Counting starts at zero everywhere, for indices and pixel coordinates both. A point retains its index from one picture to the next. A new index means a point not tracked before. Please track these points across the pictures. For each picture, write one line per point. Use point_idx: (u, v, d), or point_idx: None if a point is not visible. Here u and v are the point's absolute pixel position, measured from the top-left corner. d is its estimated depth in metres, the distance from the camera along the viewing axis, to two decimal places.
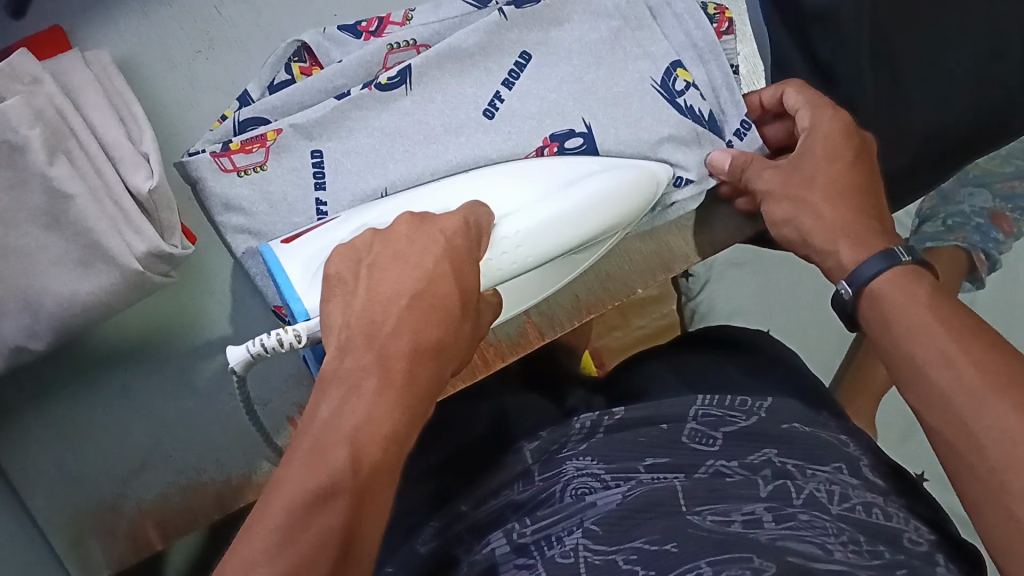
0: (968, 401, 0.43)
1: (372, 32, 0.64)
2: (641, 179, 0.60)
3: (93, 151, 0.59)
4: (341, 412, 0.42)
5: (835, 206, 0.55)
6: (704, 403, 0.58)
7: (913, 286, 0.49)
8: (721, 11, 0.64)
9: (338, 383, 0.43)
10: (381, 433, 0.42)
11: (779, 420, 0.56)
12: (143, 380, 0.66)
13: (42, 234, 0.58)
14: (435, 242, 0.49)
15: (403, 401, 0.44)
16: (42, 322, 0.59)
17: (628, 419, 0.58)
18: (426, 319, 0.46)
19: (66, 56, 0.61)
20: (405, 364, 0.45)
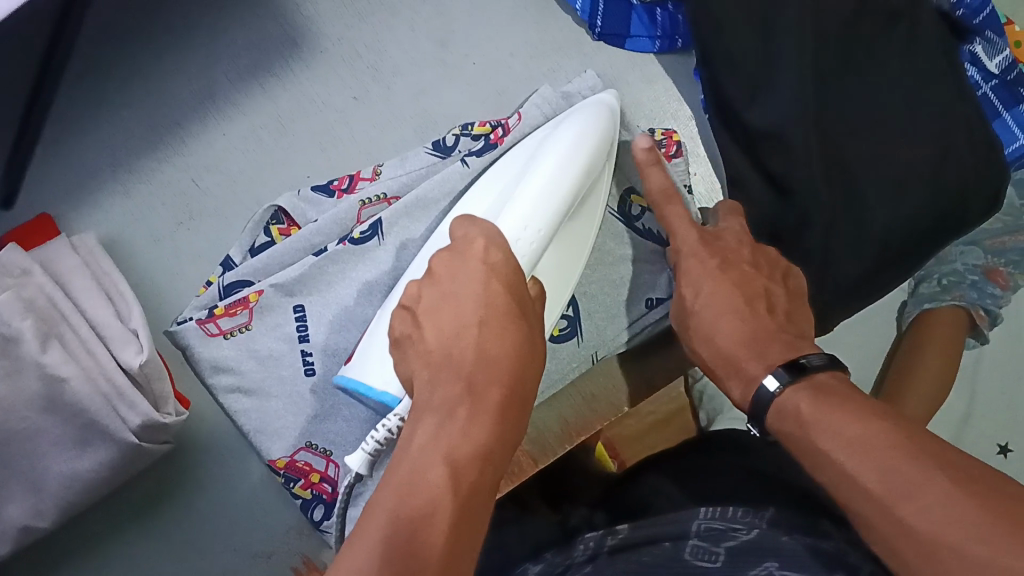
0: (883, 498, 0.38)
1: (344, 189, 0.66)
2: (597, 115, 0.57)
3: (86, 334, 0.61)
4: (439, 436, 0.39)
5: (731, 331, 0.53)
6: (707, 516, 0.58)
7: (798, 397, 0.46)
8: (670, 134, 0.65)
9: (430, 414, 0.41)
10: (476, 452, 0.39)
11: (782, 532, 0.55)
12: (147, 544, 0.67)
13: (40, 417, 0.60)
14: (476, 267, 0.45)
15: (498, 427, 0.40)
16: (47, 501, 0.63)
17: (628, 538, 0.60)
18: (513, 347, 0.43)
19: (54, 243, 0.64)
20: (497, 392, 0.41)
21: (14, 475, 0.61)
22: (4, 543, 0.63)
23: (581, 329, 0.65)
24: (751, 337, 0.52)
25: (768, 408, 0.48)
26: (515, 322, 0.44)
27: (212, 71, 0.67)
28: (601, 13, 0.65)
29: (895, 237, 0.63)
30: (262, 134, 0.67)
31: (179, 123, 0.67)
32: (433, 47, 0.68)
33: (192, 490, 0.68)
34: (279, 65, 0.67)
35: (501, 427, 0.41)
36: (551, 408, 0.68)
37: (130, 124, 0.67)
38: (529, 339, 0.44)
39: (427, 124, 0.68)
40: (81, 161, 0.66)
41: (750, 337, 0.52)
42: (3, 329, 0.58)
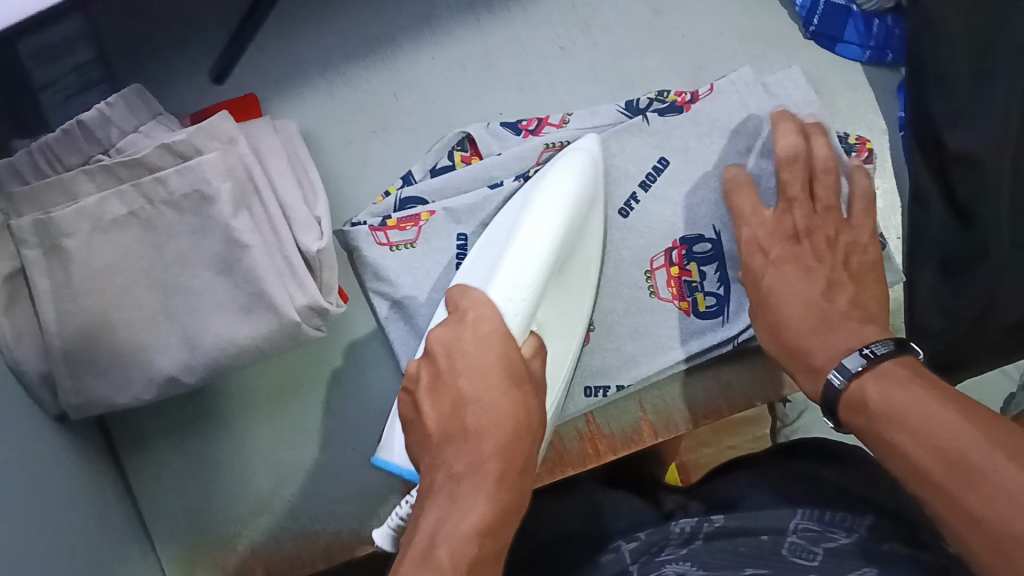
0: (960, 469, 0.42)
1: (530, 130, 0.69)
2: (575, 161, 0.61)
3: (274, 211, 0.65)
4: (446, 520, 0.43)
5: (801, 319, 0.58)
6: (805, 517, 0.60)
7: (866, 386, 0.50)
8: (863, 142, 0.67)
9: (436, 495, 0.44)
10: (475, 528, 0.42)
11: (880, 540, 0.56)
12: (273, 425, 0.71)
13: (215, 279, 0.64)
14: (478, 343, 0.49)
15: (504, 496, 0.44)
16: (197, 358, 0.65)
17: (729, 527, 0.61)
18: (506, 396, 0.47)
19: (259, 122, 0.67)
20: (496, 461, 0.45)
21: (174, 327, 0.64)
22: (148, 391, 0.65)
23: (728, 309, 0.66)
24: (814, 330, 0.57)
25: (838, 400, 0.52)
26: (513, 389, 0.47)
27: None
28: (819, 12, 0.69)
29: None
30: (467, 64, 0.71)
31: (394, 38, 0.71)
32: (646, 14, 0.70)
33: (326, 384, 0.71)
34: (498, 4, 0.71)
35: (503, 493, 0.44)
36: (683, 386, 0.69)
37: (349, 31, 0.71)
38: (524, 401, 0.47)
39: (624, 85, 0.70)
40: (296, 54, 0.71)
41: (815, 329, 0.57)
42: (204, 187, 0.62)
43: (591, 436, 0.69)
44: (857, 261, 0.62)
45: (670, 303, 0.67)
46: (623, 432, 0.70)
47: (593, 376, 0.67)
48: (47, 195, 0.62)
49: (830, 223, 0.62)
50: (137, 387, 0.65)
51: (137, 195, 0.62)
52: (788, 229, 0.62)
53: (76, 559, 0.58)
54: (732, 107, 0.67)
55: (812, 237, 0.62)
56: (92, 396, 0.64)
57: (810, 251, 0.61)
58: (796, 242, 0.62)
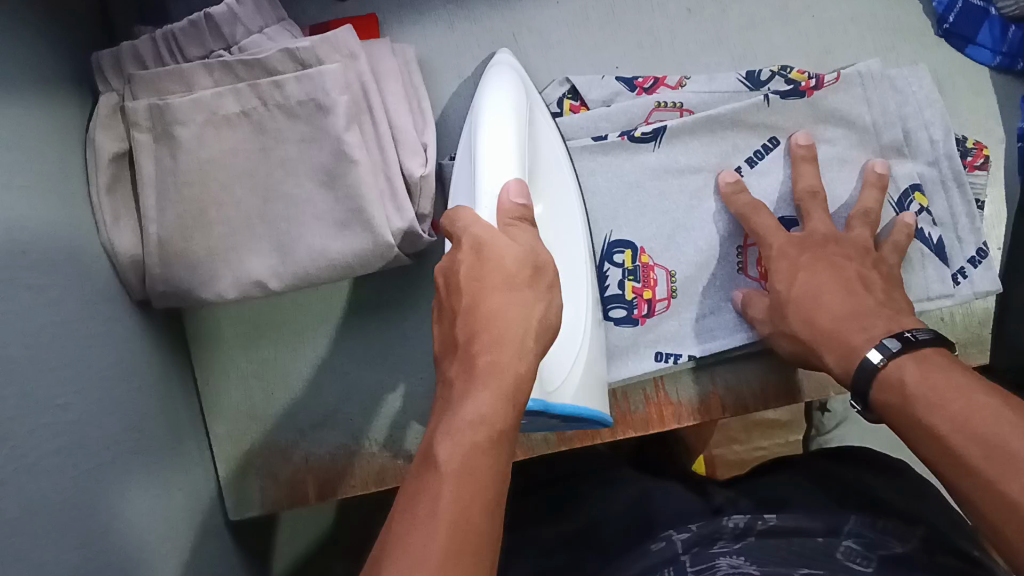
0: (1003, 460, 0.43)
1: (645, 88, 0.68)
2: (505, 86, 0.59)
3: (384, 132, 0.65)
4: (448, 427, 0.40)
5: (841, 304, 0.57)
6: (860, 522, 0.61)
7: (903, 368, 0.50)
8: (980, 147, 0.66)
9: (444, 404, 0.42)
10: (476, 415, 0.40)
11: (937, 551, 0.56)
12: (346, 345, 0.72)
13: (315, 190, 0.65)
14: (473, 255, 0.46)
15: (505, 399, 0.41)
16: (287, 266, 0.65)
17: (780, 525, 0.62)
18: (496, 291, 0.44)
19: (378, 43, 0.68)
20: (486, 354, 0.42)
21: (266, 231, 0.65)
22: (233, 290, 0.65)
23: None
24: (849, 317, 0.56)
25: (872, 381, 0.52)
26: (512, 286, 0.44)
27: None
28: (957, 11, 0.67)
29: None
30: (591, 14, 0.70)
31: None
32: None
33: (403, 311, 0.72)
34: None
35: (501, 382, 0.42)
36: (757, 365, 0.69)
37: None
38: (524, 290, 0.45)
39: (745, 57, 0.69)
40: None
41: (850, 317, 0.56)
42: (321, 97, 0.62)
43: (656, 402, 0.69)
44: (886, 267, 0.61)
45: (756, 282, 0.66)
46: (690, 400, 0.69)
47: (666, 343, 0.67)
48: (165, 82, 0.63)
49: (864, 242, 0.61)
50: (223, 285, 0.65)
51: (253, 95, 0.63)
52: (818, 238, 0.61)
53: (143, 437, 0.60)
54: (854, 98, 0.66)
55: (840, 243, 0.61)
56: (179, 287, 0.64)
57: (839, 252, 0.60)
58: (826, 245, 0.61)
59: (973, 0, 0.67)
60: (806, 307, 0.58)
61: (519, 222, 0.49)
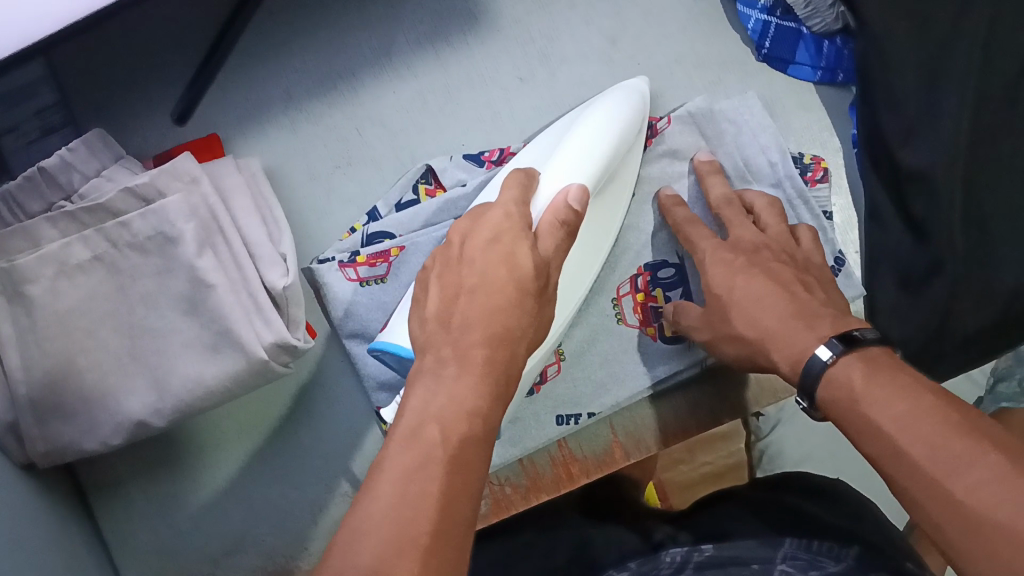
0: (953, 458, 0.41)
1: (493, 161, 0.70)
2: (626, 95, 0.65)
3: (238, 248, 0.65)
4: (432, 398, 0.43)
5: (777, 305, 0.56)
6: (793, 547, 0.59)
7: (851, 369, 0.48)
8: (817, 160, 0.69)
9: (424, 376, 0.45)
10: (462, 411, 0.43)
11: (867, 569, 0.55)
12: (244, 462, 0.71)
13: (179, 318, 0.64)
14: (497, 225, 0.51)
15: (489, 381, 0.45)
16: (166, 401, 0.64)
17: (717, 557, 0.59)
18: (494, 300, 0.48)
19: (221, 161, 0.67)
20: (480, 351, 0.45)
21: (141, 369, 0.64)
22: (116, 436, 0.64)
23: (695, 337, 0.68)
24: (791, 315, 0.54)
25: (821, 378, 0.50)
26: (508, 302, 0.48)
27: (396, 30, 0.71)
28: (770, 37, 0.70)
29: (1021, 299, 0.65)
30: (429, 97, 0.71)
31: (354, 74, 0.71)
32: (603, 43, 0.72)
33: (297, 421, 0.71)
34: (455, 34, 0.72)
35: (489, 383, 0.45)
36: (652, 406, 0.70)
37: (310, 64, 0.71)
38: (518, 308, 0.48)
39: None
40: (259, 90, 0.71)
41: (791, 316, 0.54)
42: (167, 230, 0.62)
43: (562, 462, 0.70)
44: (817, 270, 0.62)
45: (637, 328, 0.68)
46: (596, 455, 0.70)
47: (565, 406, 0.68)
48: (10, 241, 0.62)
49: (787, 244, 0.62)
50: (105, 431, 0.64)
51: (102, 239, 0.62)
52: (747, 244, 0.62)
53: None
54: (687, 139, 0.69)
55: (770, 248, 0.61)
56: (62, 442, 0.63)
57: (772, 257, 0.60)
58: (756, 252, 0.61)
59: (784, 24, 0.70)
60: (749, 306, 0.57)
61: (545, 225, 0.53)
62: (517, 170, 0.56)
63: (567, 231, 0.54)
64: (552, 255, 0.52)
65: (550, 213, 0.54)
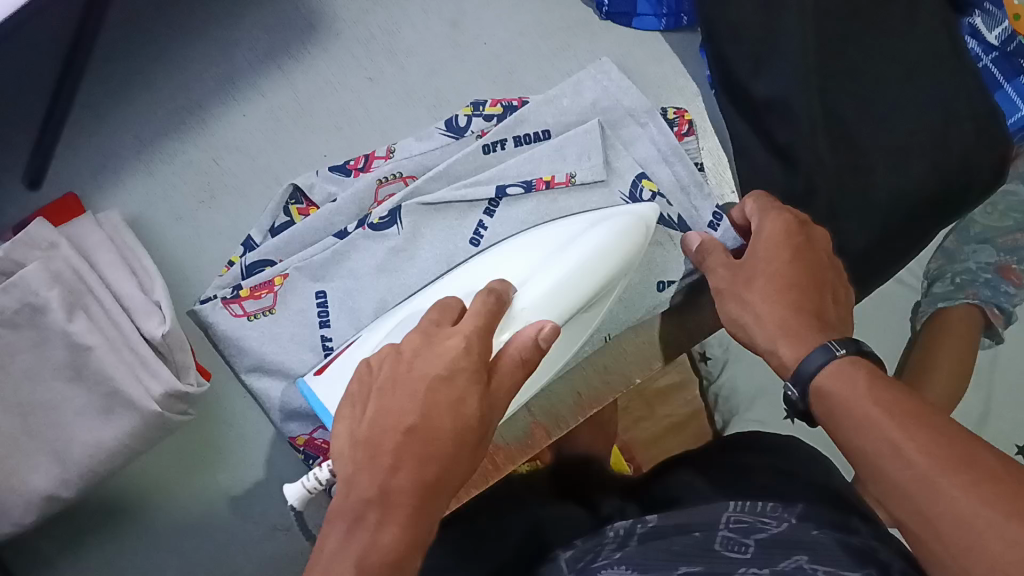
0: (954, 455, 0.40)
1: (360, 168, 0.68)
2: (632, 225, 0.59)
3: (110, 304, 0.63)
4: (349, 542, 0.41)
5: (803, 297, 0.54)
6: (737, 511, 0.56)
7: (858, 369, 0.47)
8: (681, 113, 0.69)
9: (340, 518, 0.41)
10: (385, 560, 0.40)
11: (809, 527, 0.52)
12: (169, 516, 0.69)
13: (66, 386, 0.63)
14: (449, 351, 0.45)
15: (416, 522, 0.42)
16: (72, 471, 0.63)
17: (662, 527, 0.56)
18: (430, 451, 0.42)
19: (81, 220, 0.66)
20: (409, 499, 0.42)
21: (37, 446, 0.62)
22: (28, 515, 0.62)
23: (596, 311, 0.67)
24: (795, 312, 0.53)
25: (820, 368, 0.48)
26: (442, 452, 0.43)
27: (235, 54, 0.70)
28: None
29: (897, 207, 0.65)
30: (281, 115, 0.70)
31: (201, 105, 0.70)
32: (445, 29, 0.72)
33: (213, 465, 0.70)
34: (297, 47, 0.71)
35: (411, 532, 0.41)
36: (565, 380, 0.70)
37: (155, 103, 0.69)
38: (454, 460, 0.43)
39: (440, 104, 0.71)
40: (107, 140, 0.69)
41: (796, 316, 0.52)
42: (33, 299, 0.60)
43: (487, 454, 0.68)
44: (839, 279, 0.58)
45: None
46: (518, 440, 0.69)
47: None
48: None
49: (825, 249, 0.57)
50: (17, 512, 0.62)
51: None
52: (779, 228, 0.57)
53: None
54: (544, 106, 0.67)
55: (816, 251, 0.57)
56: None
57: (817, 259, 0.56)
58: (802, 249, 0.56)
59: None
60: (776, 296, 0.54)
61: (508, 360, 0.47)
62: (486, 291, 0.51)
63: (526, 369, 0.48)
64: (507, 405, 0.47)
65: (511, 353, 0.48)
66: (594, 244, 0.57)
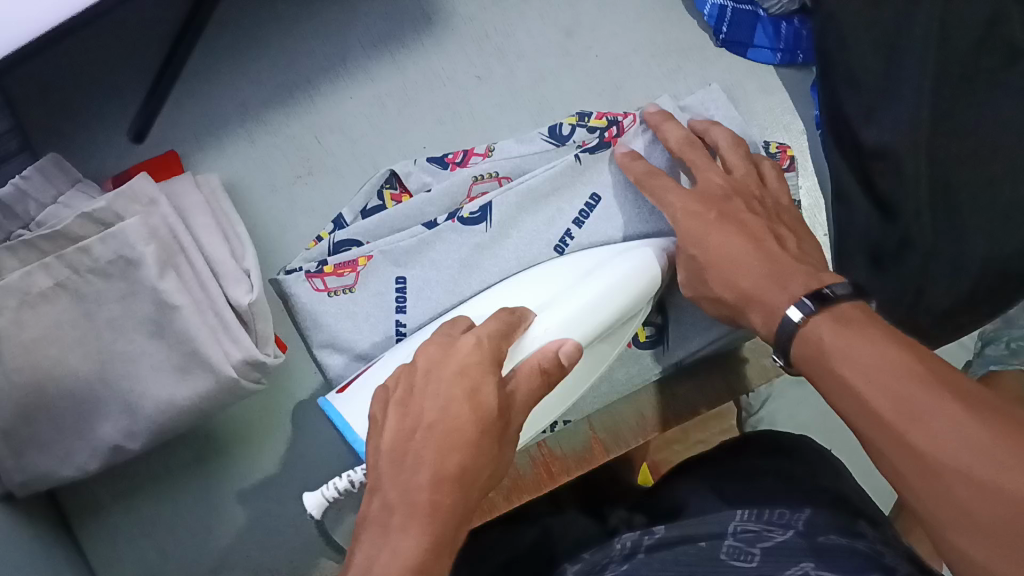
0: (959, 436, 0.38)
1: (457, 163, 0.69)
2: (647, 260, 0.59)
3: (201, 267, 0.64)
4: (377, 550, 0.42)
5: (743, 240, 0.53)
6: (742, 519, 0.56)
7: (822, 329, 0.46)
8: (784, 150, 0.68)
9: (369, 526, 0.43)
10: (420, 546, 0.41)
11: (817, 533, 0.52)
12: (223, 478, 0.70)
13: (147, 342, 0.63)
14: (455, 368, 0.47)
15: (435, 526, 0.42)
16: (139, 424, 0.64)
17: (668, 538, 0.56)
18: (453, 441, 0.44)
19: (180, 179, 0.67)
20: (439, 485, 0.43)
21: (111, 395, 0.63)
22: (93, 460, 0.65)
23: (670, 338, 0.70)
24: (769, 278, 0.51)
25: (793, 339, 0.47)
26: (466, 443, 0.45)
27: (349, 36, 0.71)
28: (727, 21, 0.70)
29: (990, 273, 0.65)
30: (386, 102, 0.71)
31: (310, 82, 0.70)
32: (560, 36, 0.72)
33: (273, 434, 0.71)
34: (411, 36, 0.71)
35: (440, 531, 0.42)
36: (629, 401, 0.72)
37: (265, 74, 0.70)
38: (475, 451, 0.45)
39: (544, 110, 0.71)
40: (215, 105, 0.70)
41: (769, 277, 0.51)
42: (128, 252, 0.61)
43: (542, 459, 0.70)
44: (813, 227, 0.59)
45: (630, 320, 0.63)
46: (575, 451, 0.70)
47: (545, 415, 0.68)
48: None
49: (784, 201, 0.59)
50: (82, 458, 0.64)
51: (63, 266, 0.60)
52: (716, 191, 0.56)
53: None
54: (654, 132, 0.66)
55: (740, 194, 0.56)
56: (39, 471, 0.63)
57: (744, 206, 0.56)
58: (728, 199, 0.56)
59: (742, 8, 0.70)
60: (716, 232, 0.54)
61: (525, 370, 0.50)
62: (502, 312, 0.53)
63: (544, 382, 0.51)
64: (523, 406, 0.49)
65: (535, 362, 0.51)
66: (619, 272, 0.58)
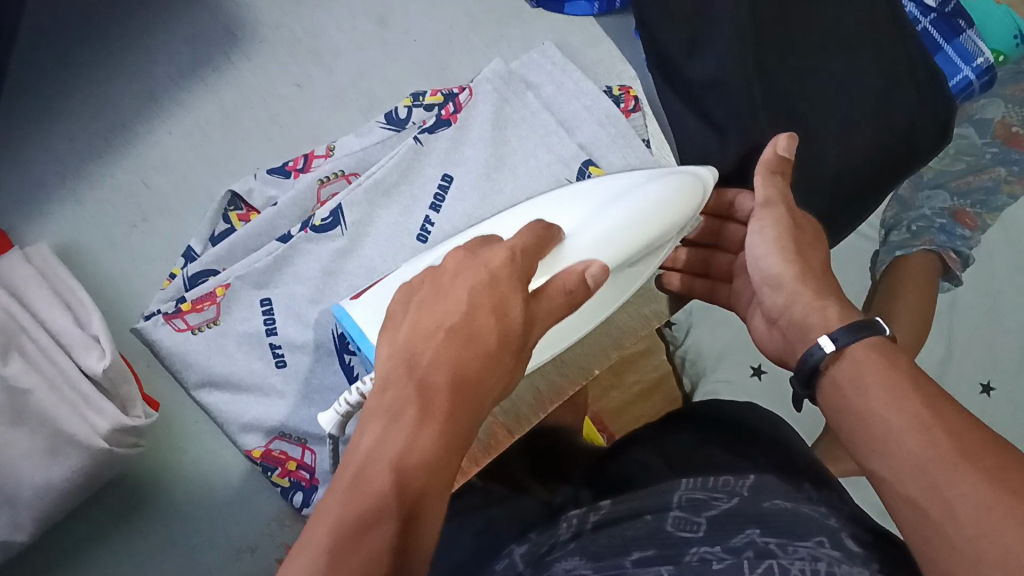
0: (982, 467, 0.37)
1: (299, 168, 0.67)
2: (686, 181, 0.55)
3: (46, 343, 0.61)
4: (386, 440, 0.36)
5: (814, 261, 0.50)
6: (689, 488, 0.55)
7: (866, 359, 0.43)
8: (626, 90, 0.68)
9: (377, 415, 0.37)
10: (425, 460, 0.35)
11: (760, 499, 0.51)
12: (128, 548, 0.67)
13: (8, 430, 0.58)
14: (476, 275, 0.41)
15: (452, 430, 0.37)
16: (23, 514, 0.59)
17: (612, 513, 0.55)
18: (474, 350, 0.39)
19: (7, 255, 0.63)
20: (446, 397, 0.37)
21: None
22: None
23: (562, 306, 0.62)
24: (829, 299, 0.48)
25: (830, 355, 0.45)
26: (486, 353, 0.39)
27: (154, 70, 0.69)
28: None
29: (845, 177, 0.64)
30: (207, 129, 0.69)
31: (124, 126, 0.68)
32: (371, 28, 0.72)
33: (168, 492, 0.68)
34: (219, 57, 0.70)
35: (453, 431, 0.37)
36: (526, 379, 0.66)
37: (76, 128, 0.68)
38: (496, 365, 0.39)
39: (372, 104, 0.70)
40: (30, 170, 0.67)
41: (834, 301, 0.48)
42: None
43: None
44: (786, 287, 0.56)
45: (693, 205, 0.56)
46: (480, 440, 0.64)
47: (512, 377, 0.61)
48: None
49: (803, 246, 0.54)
50: None
51: None
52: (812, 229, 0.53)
53: None
54: (495, 102, 0.66)
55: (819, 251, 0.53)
56: None
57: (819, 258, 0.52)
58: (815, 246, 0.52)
59: None
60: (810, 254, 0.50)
61: (556, 287, 0.44)
62: (537, 224, 0.48)
63: (570, 300, 0.44)
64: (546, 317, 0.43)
65: (561, 280, 0.44)
66: (643, 203, 0.53)
